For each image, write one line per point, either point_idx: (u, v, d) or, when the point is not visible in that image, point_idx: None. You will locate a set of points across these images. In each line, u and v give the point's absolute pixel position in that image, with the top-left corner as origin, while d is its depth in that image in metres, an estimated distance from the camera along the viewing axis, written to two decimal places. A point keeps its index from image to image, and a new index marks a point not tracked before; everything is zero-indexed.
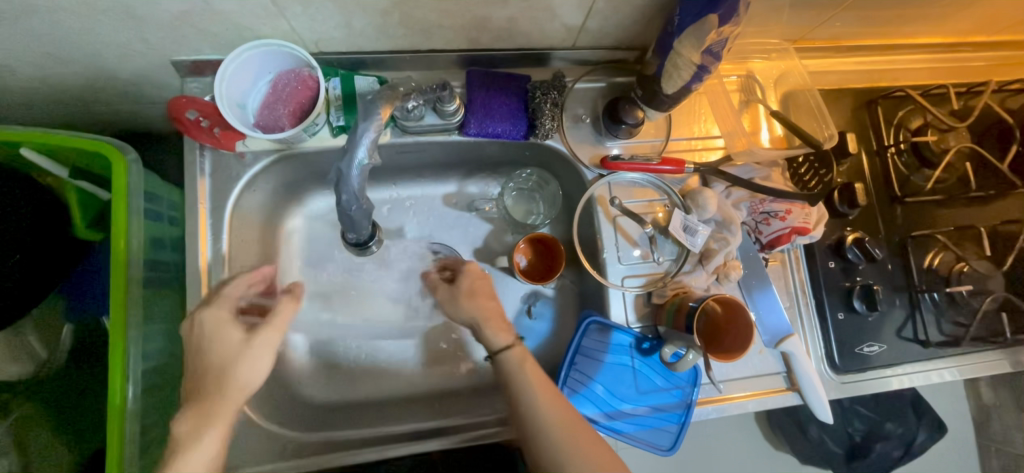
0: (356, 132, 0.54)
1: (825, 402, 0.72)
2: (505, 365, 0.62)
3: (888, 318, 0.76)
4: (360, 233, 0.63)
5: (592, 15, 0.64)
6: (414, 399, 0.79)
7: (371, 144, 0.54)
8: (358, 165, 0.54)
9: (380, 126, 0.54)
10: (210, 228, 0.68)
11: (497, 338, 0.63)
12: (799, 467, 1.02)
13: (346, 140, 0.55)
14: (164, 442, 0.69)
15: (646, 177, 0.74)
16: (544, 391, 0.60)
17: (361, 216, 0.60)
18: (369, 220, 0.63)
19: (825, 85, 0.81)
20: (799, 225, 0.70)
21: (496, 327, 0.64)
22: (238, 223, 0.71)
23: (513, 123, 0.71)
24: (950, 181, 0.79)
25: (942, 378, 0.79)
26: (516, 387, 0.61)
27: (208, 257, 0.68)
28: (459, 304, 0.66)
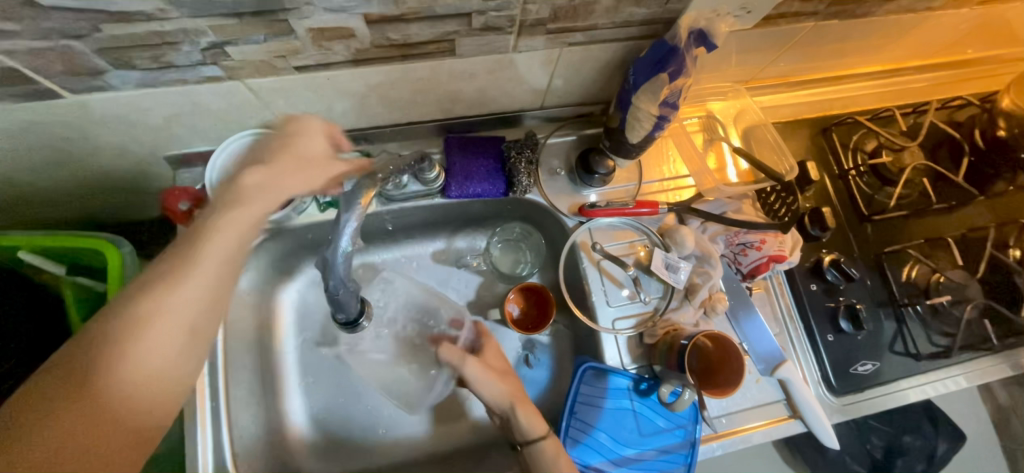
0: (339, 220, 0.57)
1: (828, 427, 0.73)
2: (538, 458, 0.63)
3: (879, 335, 0.77)
4: (349, 312, 0.64)
5: (556, 78, 0.69)
6: (420, 463, 0.79)
7: (353, 231, 0.57)
8: (342, 253, 0.58)
9: (361, 213, 0.57)
10: None
11: (531, 426, 0.63)
12: None
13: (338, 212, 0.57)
14: None
15: (624, 221, 0.77)
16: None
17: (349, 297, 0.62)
18: (356, 299, 0.65)
19: (781, 118, 0.86)
20: (775, 254, 0.73)
21: (530, 412, 0.64)
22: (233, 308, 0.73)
23: (491, 182, 0.74)
24: (913, 196, 0.83)
25: (955, 386, 0.79)
26: None
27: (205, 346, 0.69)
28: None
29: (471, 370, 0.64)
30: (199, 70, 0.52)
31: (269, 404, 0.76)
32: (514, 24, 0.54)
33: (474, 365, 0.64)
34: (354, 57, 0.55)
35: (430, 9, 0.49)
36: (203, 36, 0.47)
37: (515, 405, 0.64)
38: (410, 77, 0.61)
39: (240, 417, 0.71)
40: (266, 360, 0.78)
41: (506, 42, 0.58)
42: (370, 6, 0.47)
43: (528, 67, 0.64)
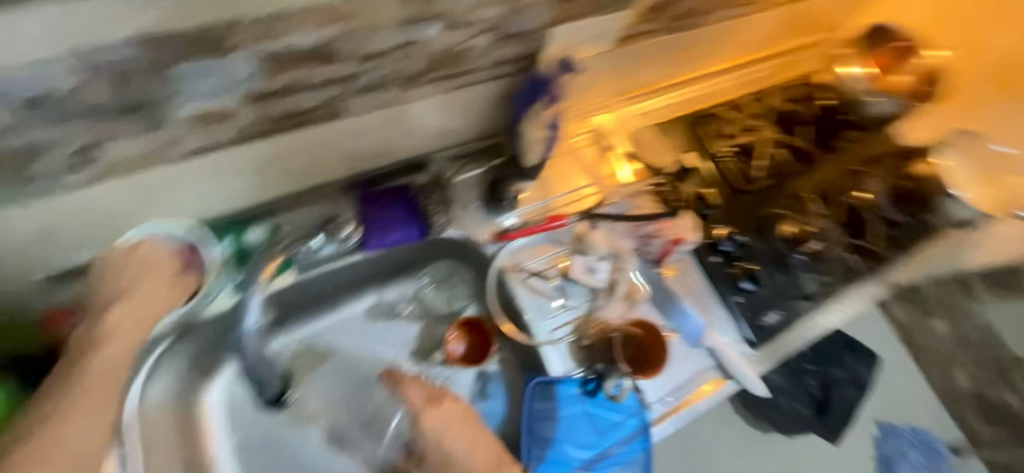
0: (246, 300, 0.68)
1: (754, 377, 0.82)
2: None
3: (777, 286, 0.89)
4: (269, 388, 0.72)
5: (449, 120, 0.73)
6: None
7: None
8: None
9: None
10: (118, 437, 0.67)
11: None
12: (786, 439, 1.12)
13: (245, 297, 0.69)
14: None
15: (540, 236, 0.82)
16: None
17: (268, 378, 0.72)
18: (277, 372, 0.73)
19: (658, 120, 0.96)
20: (674, 237, 0.82)
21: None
22: (148, 424, 0.68)
23: (406, 227, 0.76)
24: (773, 165, 0.97)
25: (846, 314, 0.93)
26: None
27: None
28: None
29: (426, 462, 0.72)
30: (70, 175, 0.51)
31: None
32: (394, 80, 0.58)
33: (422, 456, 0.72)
34: (240, 135, 0.56)
35: (306, 81, 0.52)
36: (71, 141, 0.47)
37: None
38: (304, 145, 0.63)
39: None
40: None
41: (391, 97, 0.61)
42: (245, 86, 0.49)
43: (418, 116, 0.68)
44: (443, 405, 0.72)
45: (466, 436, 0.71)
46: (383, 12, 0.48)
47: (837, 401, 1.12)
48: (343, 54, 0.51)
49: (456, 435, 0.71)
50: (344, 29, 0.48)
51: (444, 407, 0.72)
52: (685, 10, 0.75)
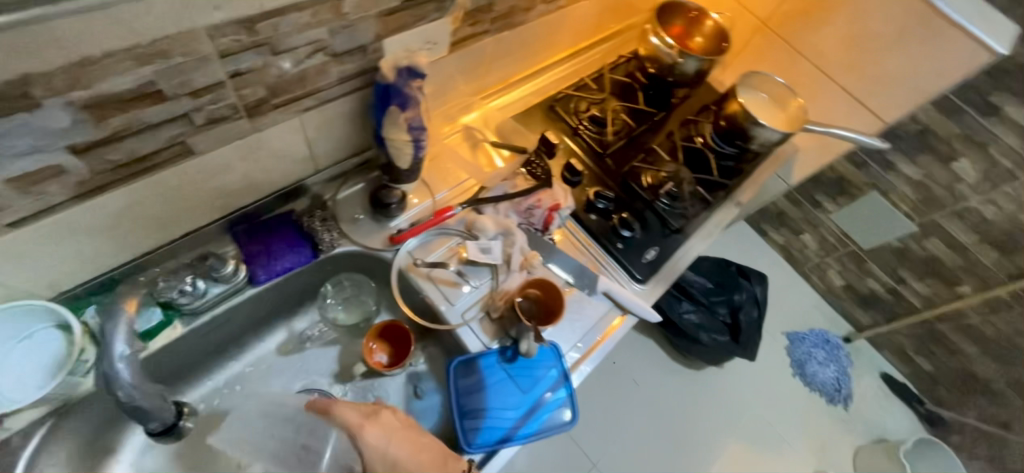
0: (106, 336, 0.58)
1: (648, 307, 0.92)
2: None
3: (648, 228, 1.02)
4: (160, 420, 0.64)
5: (314, 141, 0.76)
6: None
7: (127, 336, 0.58)
8: (121, 359, 0.58)
9: (128, 318, 0.59)
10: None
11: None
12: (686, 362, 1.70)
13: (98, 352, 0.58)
14: None
15: (432, 232, 0.87)
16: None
17: (154, 404, 0.61)
18: (168, 404, 0.64)
19: (517, 110, 1.09)
20: (551, 205, 0.92)
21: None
22: None
23: (297, 251, 0.77)
24: (623, 128, 1.13)
25: (710, 237, 1.08)
26: None
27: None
28: None
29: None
30: None
31: None
32: (238, 109, 0.60)
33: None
34: (78, 191, 0.54)
35: (138, 122, 0.52)
36: None
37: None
38: (159, 191, 0.62)
39: None
40: None
41: (242, 127, 0.63)
42: (67, 138, 0.48)
43: (279, 141, 0.70)
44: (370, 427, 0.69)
45: (401, 450, 0.68)
46: (198, 45, 0.50)
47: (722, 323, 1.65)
48: (169, 91, 0.52)
49: (394, 450, 0.68)
50: (160, 69, 0.49)
51: (387, 415, 0.70)
52: (508, 8, 0.86)
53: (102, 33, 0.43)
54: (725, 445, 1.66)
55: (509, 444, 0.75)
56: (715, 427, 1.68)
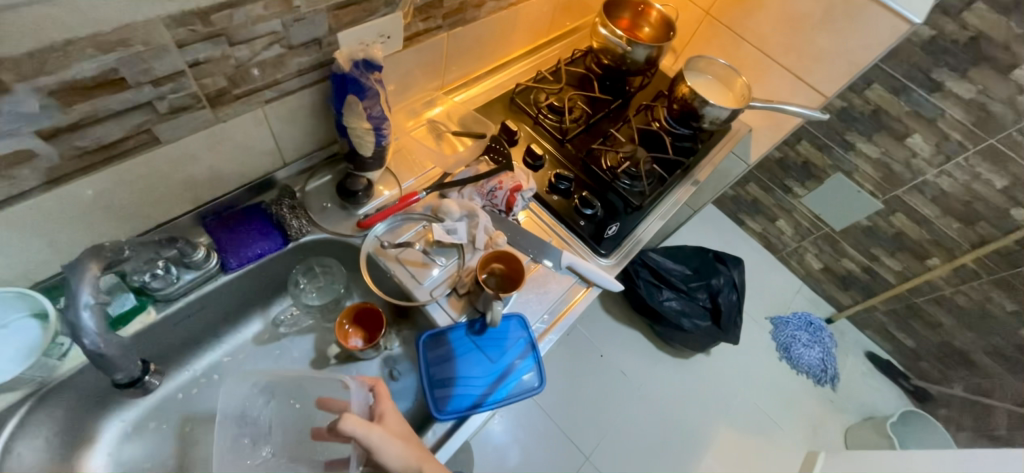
0: (71, 291, 0.57)
1: (611, 278, 0.96)
2: None
3: (608, 205, 1.07)
4: (130, 370, 0.65)
5: (279, 135, 0.81)
6: None
7: (93, 289, 0.58)
8: (86, 307, 0.57)
9: (95, 273, 0.59)
10: None
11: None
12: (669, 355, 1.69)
13: (65, 304, 0.57)
14: None
15: (399, 217, 0.91)
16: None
17: (119, 354, 0.62)
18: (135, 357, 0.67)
19: (479, 104, 1.15)
20: (513, 185, 0.96)
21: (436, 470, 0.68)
22: None
23: (267, 238, 0.81)
24: (582, 116, 1.18)
25: (667, 214, 1.14)
26: None
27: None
28: None
29: (377, 436, 0.65)
30: None
31: None
32: (200, 99, 0.65)
33: (377, 429, 0.65)
34: (49, 177, 0.58)
35: (103, 109, 0.56)
36: None
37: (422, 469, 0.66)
38: (128, 179, 0.66)
39: None
40: None
41: (206, 117, 0.67)
42: (35, 123, 0.52)
43: (244, 133, 0.75)
44: (389, 401, 0.74)
45: (410, 428, 0.72)
46: (157, 35, 0.54)
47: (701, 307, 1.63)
48: (131, 79, 0.56)
49: (404, 425, 0.71)
50: (121, 57, 0.54)
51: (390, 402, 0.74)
52: (460, 5, 0.91)
53: (65, 21, 0.47)
54: (717, 429, 1.67)
55: (479, 410, 0.78)
56: (705, 412, 1.70)
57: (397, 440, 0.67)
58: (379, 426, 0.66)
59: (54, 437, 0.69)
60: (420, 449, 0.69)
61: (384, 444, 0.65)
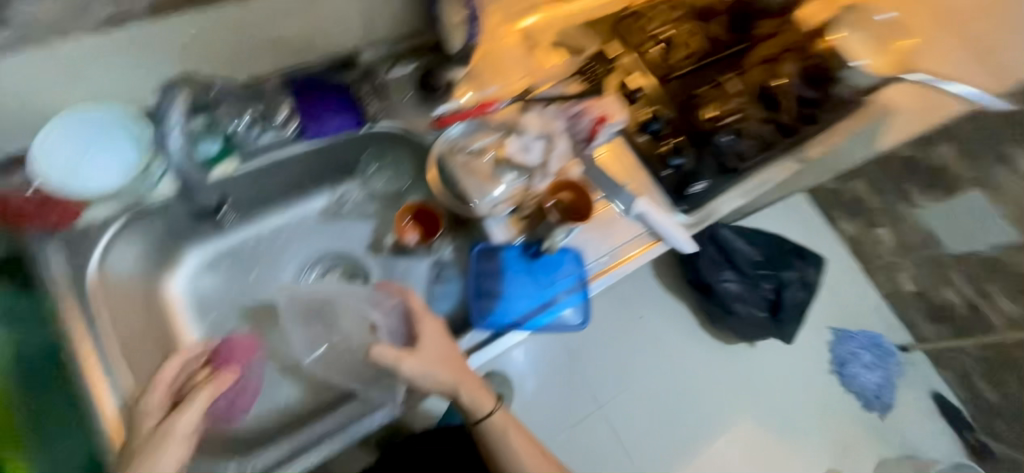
0: (165, 114, 0.70)
1: (683, 237, 0.88)
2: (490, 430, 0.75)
3: (701, 159, 0.95)
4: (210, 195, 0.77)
5: (370, 9, 0.78)
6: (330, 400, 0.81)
7: (180, 120, 0.71)
8: (176, 127, 0.71)
9: (183, 105, 0.70)
10: (101, 358, 0.69)
11: (480, 406, 0.73)
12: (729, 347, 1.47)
13: (160, 126, 0.71)
14: None
15: (474, 123, 0.87)
16: (518, 437, 0.76)
17: (194, 169, 0.73)
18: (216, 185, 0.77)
19: (580, 20, 1.02)
20: (600, 114, 0.88)
21: (472, 392, 0.72)
22: (107, 285, 0.73)
23: (344, 115, 0.81)
24: (696, 54, 1.02)
25: (767, 185, 0.98)
26: (501, 447, 0.76)
27: (93, 353, 0.69)
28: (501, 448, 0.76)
29: (409, 366, 0.69)
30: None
31: None
32: None
33: (409, 360, 0.68)
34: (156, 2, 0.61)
35: None
36: None
37: (458, 391, 0.71)
38: (226, 24, 0.68)
39: None
40: (170, 348, 0.80)
41: None
42: None
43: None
44: (427, 320, 0.72)
45: (449, 347, 0.72)
46: None
47: (787, 298, 1.40)
48: None
49: (443, 347, 0.71)
50: None
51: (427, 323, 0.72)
52: None
53: None
54: (753, 424, 1.40)
55: (516, 330, 0.79)
56: (744, 395, 1.41)
57: (433, 366, 0.69)
58: (408, 358, 0.69)
59: (149, 250, 0.79)
60: (459, 372, 0.71)
61: (419, 372, 0.69)
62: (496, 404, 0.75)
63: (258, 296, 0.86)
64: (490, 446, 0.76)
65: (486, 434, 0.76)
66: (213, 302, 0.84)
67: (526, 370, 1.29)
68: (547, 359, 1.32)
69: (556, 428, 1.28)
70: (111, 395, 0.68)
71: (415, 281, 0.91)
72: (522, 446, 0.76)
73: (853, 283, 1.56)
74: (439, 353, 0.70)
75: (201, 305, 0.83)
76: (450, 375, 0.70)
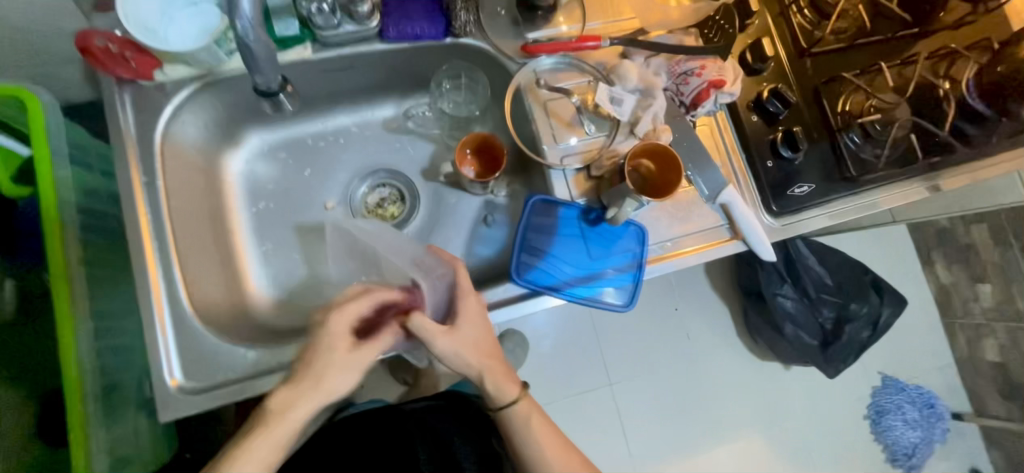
0: None
1: (765, 242, 0.77)
2: (512, 417, 0.68)
3: (814, 158, 0.80)
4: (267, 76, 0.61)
5: None
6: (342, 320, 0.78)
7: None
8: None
9: None
10: (152, 223, 0.66)
11: (506, 393, 0.67)
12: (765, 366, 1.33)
13: None
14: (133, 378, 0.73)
15: (566, 58, 0.77)
16: (541, 427, 0.69)
17: (261, 54, 0.57)
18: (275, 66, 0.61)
19: None
20: (715, 79, 0.74)
21: (498, 381, 0.67)
22: (171, 150, 0.70)
23: (430, 22, 0.73)
24: (851, 30, 0.84)
25: (881, 206, 0.83)
26: (521, 437, 0.68)
27: (148, 218, 0.66)
28: (519, 437, 0.68)
29: (442, 344, 0.63)
30: None
31: (230, 269, 0.77)
32: None
33: (443, 339, 0.63)
34: None
35: None
36: None
37: (483, 378, 0.66)
38: None
39: (199, 276, 0.70)
40: (220, 226, 0.78)
41: None
42: None
43: None
44: (470, 298, 0.65)
45: (486, 332, 0.66)
46: None
47: (848, 335, 1.21)
48: None
49: (477, 331, 0.65)
50: None
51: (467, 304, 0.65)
52: None
53: None
54: (764, 445, 1.29)
55: (554, 294, 0.73)
56: (764, 414, 1.31)
57: (464, 349, 0.64)
58: (443, 338, 0.63)
59: (210, 125, 0.76)
60: (489, 357, 0.66)
61: (451, 352, 0.64)
62: (522, 392, 0.69)
63: (305, 195, 0.84)
64: (510, 434, 0.69)
65: (505, 421, 0.69)
66: (259, 190, 0.82)
67: (544, 329, 1.26)
68: (569, 325, 1.28)
69: (558, 393, 1.24)
70: (161, 266, 0.66)
71: (462, 218, 0.86)
72: (546, 437, 0.69)
73: (934, 338, 1.37)
74: (474, 336, 0.65)
75: (250, 189, 0.82)
76: (479, 360, 0.65)
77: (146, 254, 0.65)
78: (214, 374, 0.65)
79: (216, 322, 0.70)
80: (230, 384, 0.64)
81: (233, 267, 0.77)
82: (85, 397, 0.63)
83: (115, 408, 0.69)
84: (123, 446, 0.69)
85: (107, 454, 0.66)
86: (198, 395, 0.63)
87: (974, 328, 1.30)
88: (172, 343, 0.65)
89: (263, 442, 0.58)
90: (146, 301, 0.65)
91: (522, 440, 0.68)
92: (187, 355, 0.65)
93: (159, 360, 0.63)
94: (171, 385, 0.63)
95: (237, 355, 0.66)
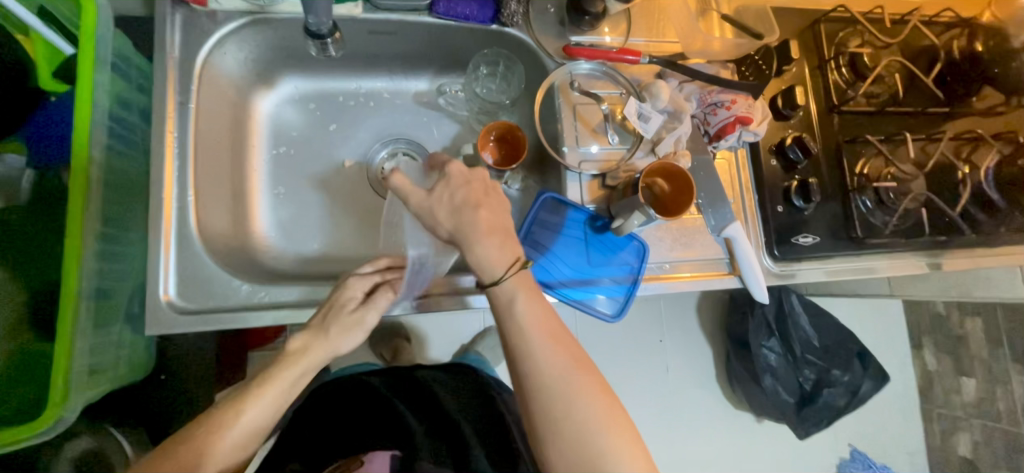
0: None
1: (762, 284, 0.77)
2: (503, 295, 0.58)
3: (824, 213, 0.81)
4: (321, 20, 0.65)
5: None
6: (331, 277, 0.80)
7: None
8: None
9: None
10: (176, 143, 0.68)
11: (490, 269, 0.58)
12: (738, 414, 1.33)
13: None
14: (124, 289, 0.74)
15: (604, 67, 0.79)
16: (533, 314, 0.58)
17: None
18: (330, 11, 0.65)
19: (774, 4, 0.88)
20: (743, 114, 0.75)
21: (486, 254, 0.58)
22: (208, 76, 0.72)
23: (480, 7, 0.76)
24: (883, 96, 0.85)
25: (880, 272, 0.84)
26: (511, 318, 0.58)
27: (175, 137, 0.68)
28: (509, 319, 0.58)
29: (416, 203, 0.58)
30: None
31: (239, 205, 0.78)
32: None
33: (419, 197, 0.58)
34: None
35: None
36: None
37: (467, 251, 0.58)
38: None
39: (208, 206, 0.71)
40: (240, 162, 0.79)
41: None
42: None
43: None
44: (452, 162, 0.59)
45: (472, 193, 0.59)
46: None
47: (826, 399, 1.21)
48: None
49: (457, 195, 0.58)
50: None
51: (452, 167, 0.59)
52: None
53: None
54: None
55: (547, 290, 0.74)
56: (729, 459, 1.30)
57: (441, 209, 0.58)
58: (418, 193, 0.58)
59: (252, 62, 0.78)
60: (478, 210, 0.58)
61: (425, 210, 0.58)
62: (513, 266, 0.59)
63: (324, 147, 0.85)
64: (501, 314, 0.59)
65: (495, 300, 0.59)
66: (280, 135, 0.84)
67: None
68: None
69: None
70: (176, 187, 0.67)
71: None
72: (538, 321, 0.58)
73: (909, 422, 1.37)
74: (459, 196, 0.58)
75: (274, 132, 0.83)
76: (456, 220, 0.58)
77: (164, 168, 0.66)
78: (206, 300, 0.66)
79: (220, 254, 0.71)
80: (218, 313, 0.65)
81: (243, 203, 0.79)
82: (80, 296, 0.64)
83: (103, 315, 0.69)
84: (101, 354, 0.70)
85: (87, 356, 0.66)
86: (186, 316, 0.64)
87: (949, 418, 1.29)
88: (172, 261, 0.66)
89: (269, 390, 0.59)
90: (155, 216, 0.66)
91: (511, 320, 0.58)
92: (185, 276, 0.66)
93: (157, 275, 0.64)
94: (163, 300, 0.64)
95: (232, 285, 0.67)
